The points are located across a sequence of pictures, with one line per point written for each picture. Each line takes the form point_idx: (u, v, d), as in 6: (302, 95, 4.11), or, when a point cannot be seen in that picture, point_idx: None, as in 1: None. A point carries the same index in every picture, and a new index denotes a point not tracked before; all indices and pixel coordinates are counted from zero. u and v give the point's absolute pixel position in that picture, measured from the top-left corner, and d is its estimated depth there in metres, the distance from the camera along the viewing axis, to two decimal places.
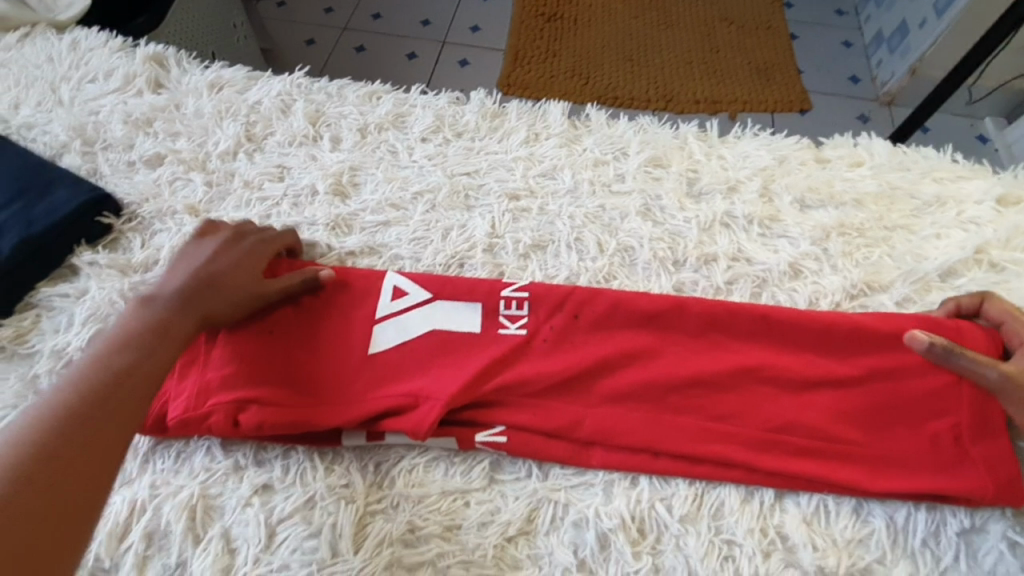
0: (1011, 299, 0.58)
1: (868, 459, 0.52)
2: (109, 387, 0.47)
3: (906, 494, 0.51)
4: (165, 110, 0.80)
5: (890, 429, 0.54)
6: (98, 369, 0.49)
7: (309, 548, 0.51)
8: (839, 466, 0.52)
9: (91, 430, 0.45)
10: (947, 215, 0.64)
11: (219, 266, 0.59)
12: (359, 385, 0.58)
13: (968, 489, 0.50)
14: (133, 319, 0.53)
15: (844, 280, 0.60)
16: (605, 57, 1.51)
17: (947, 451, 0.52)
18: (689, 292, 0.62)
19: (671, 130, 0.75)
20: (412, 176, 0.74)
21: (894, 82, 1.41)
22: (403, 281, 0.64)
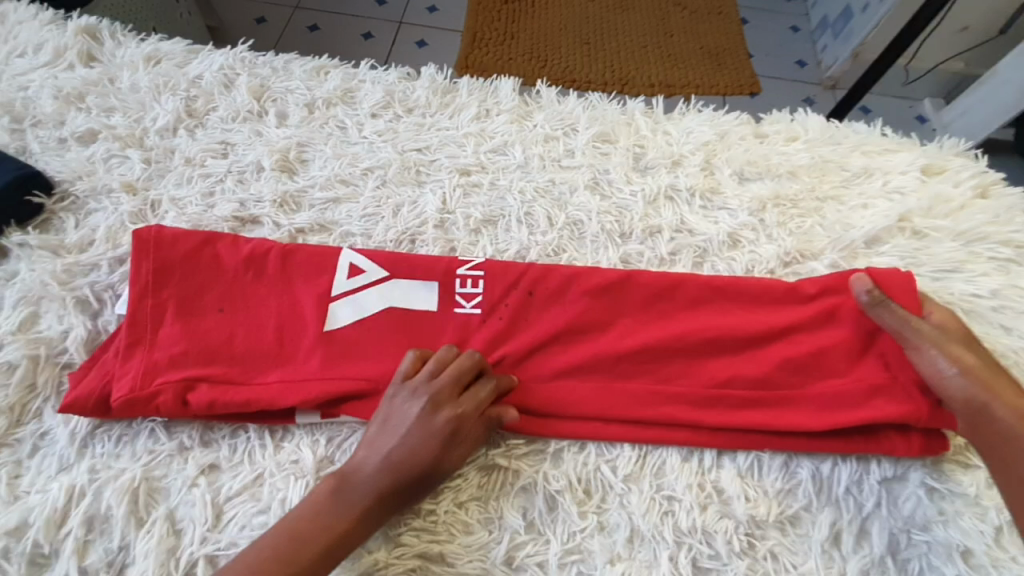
0: (929, 263, 0.62)
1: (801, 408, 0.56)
2: (361, 502, 0.49)
3: (839, 447, 0.54)
4: (99, 85, 0.77)
5: (822, 380, 0.57)
6: (352, 493, 0.49)
7: (258, 524, 0.51)
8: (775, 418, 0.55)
9: (289, 554, 0.46)
10: (874, 186, 0.68)
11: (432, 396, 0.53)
12: (313, 364, 0.58)
13: (894, 419, 0.53)
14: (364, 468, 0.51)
15: (779, 248, 0.63)
16: (562, 38, 1.51)
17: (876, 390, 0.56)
18: (635, 264, 0.65)
19: (619, 107, 0.76)
20: (361, 152, 0.73)
21: (837, 66, 1.46)
22: (359, 258, 0.63)
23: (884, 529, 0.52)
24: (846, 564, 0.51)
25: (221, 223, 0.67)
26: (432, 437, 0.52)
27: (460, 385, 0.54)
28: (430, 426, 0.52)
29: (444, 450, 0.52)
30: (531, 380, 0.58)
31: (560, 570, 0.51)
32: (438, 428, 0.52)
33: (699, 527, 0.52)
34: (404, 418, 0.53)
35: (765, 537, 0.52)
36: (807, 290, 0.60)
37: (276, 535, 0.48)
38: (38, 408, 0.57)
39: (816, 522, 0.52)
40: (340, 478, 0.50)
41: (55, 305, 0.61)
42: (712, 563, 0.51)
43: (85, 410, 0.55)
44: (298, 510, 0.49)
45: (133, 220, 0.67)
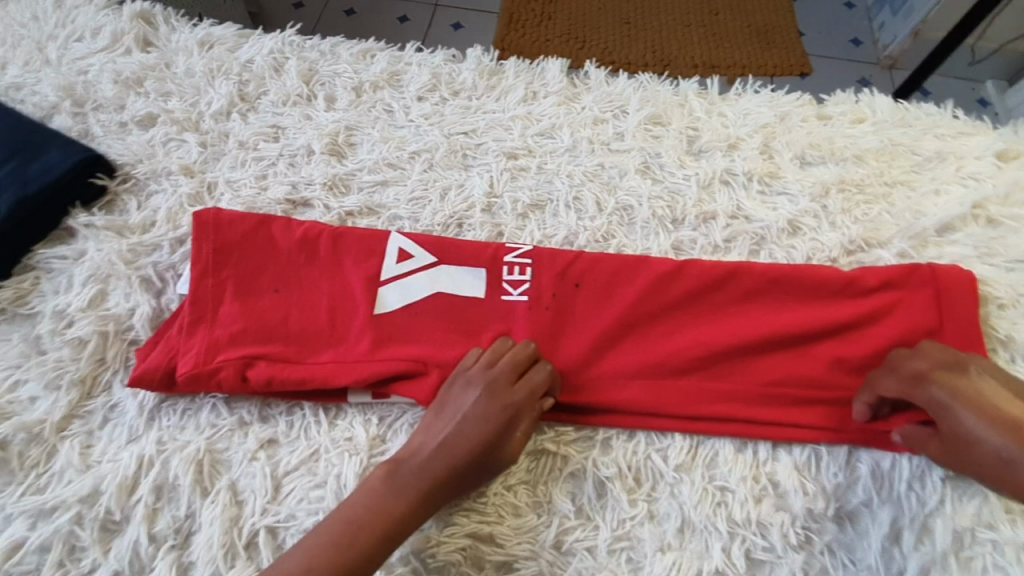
0: (1006, 254, 0.58)
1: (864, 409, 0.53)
2: (414, 482, 0.50)
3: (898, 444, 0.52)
4: (156, 70, 0.79)
5: None
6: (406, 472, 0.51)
7: (314, 498, 0.53)
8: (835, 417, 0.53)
9: (349, 529, 0.48)
10: (947, 170, 0.64)
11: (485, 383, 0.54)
12: (363, 346, 0.58)
13: None
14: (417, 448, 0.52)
15: (842, 236, 0.61)
16: (602, 17, 1.47)
17: None
18: (687, 251, 0.63)
19: (672, 88, 0.74)
20: (409, 136, 0.73)
21: (897, 44, 1.38)
22: (408, 243, 0.64)
23: (948, 527, 0.50)
24: (907, 561, 0.50)
25: (274, 206, 0.68)
26: (486, 424, 0.52)
27: (516, 372, 0.54)
28: (485, 414, 0.52)
29: (501, 437, 0.52)
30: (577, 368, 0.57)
31: (610, 556, 0.51)
32: (493, 414, 0.52)
33: (753, 520, 0.51)
34: (460, 404, 0.54)
35: (823, 532, 0.51)
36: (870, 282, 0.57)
37: (330, 523, 0.48)
38: (108, 380, 0.60)
39: (876, 519, 0.51)
40: (395, 466, 0.51)
41: (122, 284, 0.63)
42: (765, 555, 0.50)
43: (152, 384, 0.57)
44: (353, 497, 0.50)
45: (191, 202, 0.69)
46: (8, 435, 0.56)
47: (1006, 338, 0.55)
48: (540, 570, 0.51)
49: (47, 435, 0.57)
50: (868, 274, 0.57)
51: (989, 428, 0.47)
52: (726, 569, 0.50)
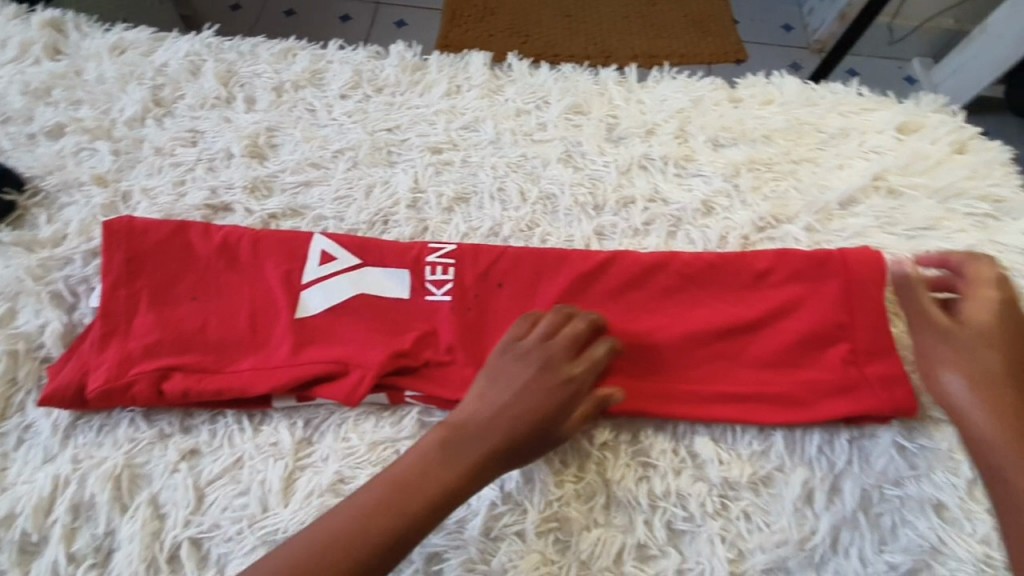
0: (905, 223, 0.62)
1: (774, 393, 0.55)
2: (450, 455, 0.50)
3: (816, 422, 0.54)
4: (65, 78, 0.76)
5: (796, 363, 0.56)
6: (460, 442, 0.50)
7: (238, 505, 0.52)
8: (748, 402, 0.55)
9: (384, 499, 0.48)
10: (850, 146, 0.67)
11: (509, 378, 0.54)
12: (284, 353, 0.58)
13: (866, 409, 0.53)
14: (493, 413, 0.52)
15: (753, 214, 0.63)
16: (544, 11, 1.48)
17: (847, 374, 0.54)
18: (608, 236, 0.64)
19: (592, 77, 0.75)
20: (331, 134, 0.72)
21: (824, 29, 1.44)
22: (330, 246, 0.63)
23: (855, 485, 0.52)
24: (818, 521, 0.51)
25: (192, 212, 0.67)
26: (504, 419, 0.52)
27: (575, 347, 0.55)
28: (543, 386, 0.53)
29: (518, 434, 0.51)
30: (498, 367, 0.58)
31: (538, 538, 0.52)
32: (507, 410, 0.52)
33: (672, 491, 0.53)
34: (518, 377, 0.53)
35: (739, 498, 0.53)
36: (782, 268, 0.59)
37: (365, 493, 0.48)
38: (21, 401, 0.58)
39: (789, 481, 0.53)
40: (452, 433, 0.51)
41: (31, 300, 0.61)
42: (686, 525, 0.52)
43: (63, 402, 0.55)
44: (404, 464, 0.50)
45: (105, 212, 0.67)
46: None
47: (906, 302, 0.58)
48: (471, 557, 0.51)
49: None
50: (780, 258, 0.59)
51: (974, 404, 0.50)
52: (649, 541, 0.51)
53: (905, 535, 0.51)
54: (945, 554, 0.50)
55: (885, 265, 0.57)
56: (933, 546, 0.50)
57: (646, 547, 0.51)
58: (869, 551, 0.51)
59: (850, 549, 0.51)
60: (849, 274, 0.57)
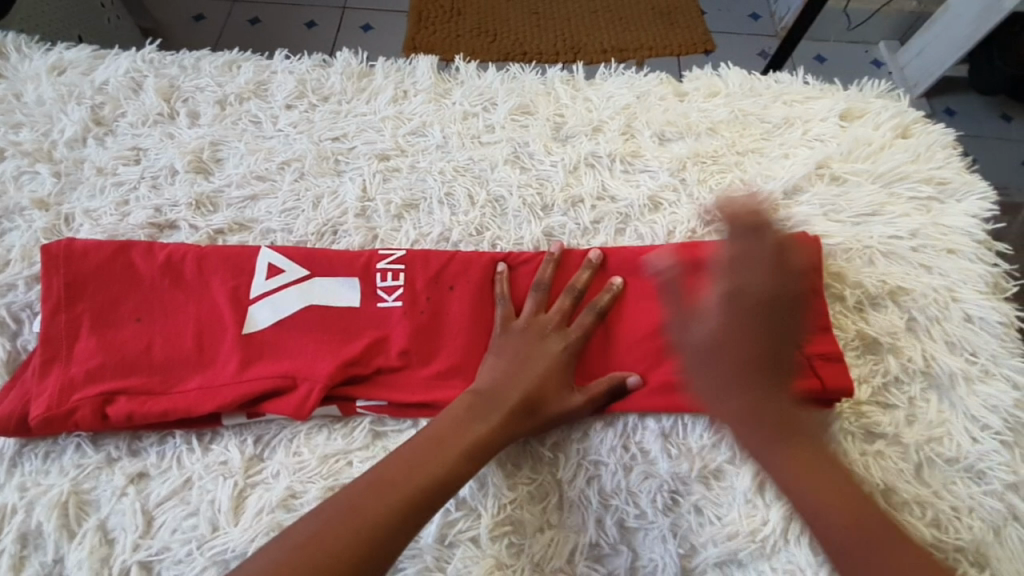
0: (849, 209, 0.62)
1: None
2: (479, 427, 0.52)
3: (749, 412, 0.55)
4: (4, 101, 0.74)
5: None
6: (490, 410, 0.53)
7: (188, 527, 0.52)
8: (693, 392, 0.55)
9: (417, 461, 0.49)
10: (794, 135, 0.67)
11: (489, 377, 0.56)
12: (232, 369, 0.57)
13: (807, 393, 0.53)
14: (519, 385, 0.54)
15: (699, 208, 0.63)
16: (510, 10, 1.47)
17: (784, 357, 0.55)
18: (558, 236, 0.64)
19: (539, 77, 0.75)
20: (277, 146, 0.71)
21: (790, 16, 1.46)
22: (277, 257, 0.63)
23: None
24: (770, 511, 0.51)
25: (136, 231, 0.66)
26: (490, 413, 0.53)
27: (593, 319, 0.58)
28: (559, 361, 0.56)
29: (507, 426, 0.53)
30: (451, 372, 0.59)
31: (493, 543, 0.51)
32: (490, 404, 0.53)
33: (624, 488, 0.53)
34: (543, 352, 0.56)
35: (691, 492, 0.53)
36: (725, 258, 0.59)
37: (404, 456, 0.50)
38: None
39: (740, 473, 0.53)
40: (476, 399, 0.54)
41: None
42: (639, 521, 0.52)
43: (5, 432, 0.54)
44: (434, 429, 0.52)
45: (47, 236, 0.65)
46: None
47: (849, 285, 0.58)
48: (426, 566, 0.51)
49: None
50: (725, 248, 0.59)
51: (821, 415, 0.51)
52: (601, 540, 0.52)
53: None
54: None
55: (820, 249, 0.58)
56: None
57: (599, 546, 0.52)
58: None
59: (802, 537, 0.50)
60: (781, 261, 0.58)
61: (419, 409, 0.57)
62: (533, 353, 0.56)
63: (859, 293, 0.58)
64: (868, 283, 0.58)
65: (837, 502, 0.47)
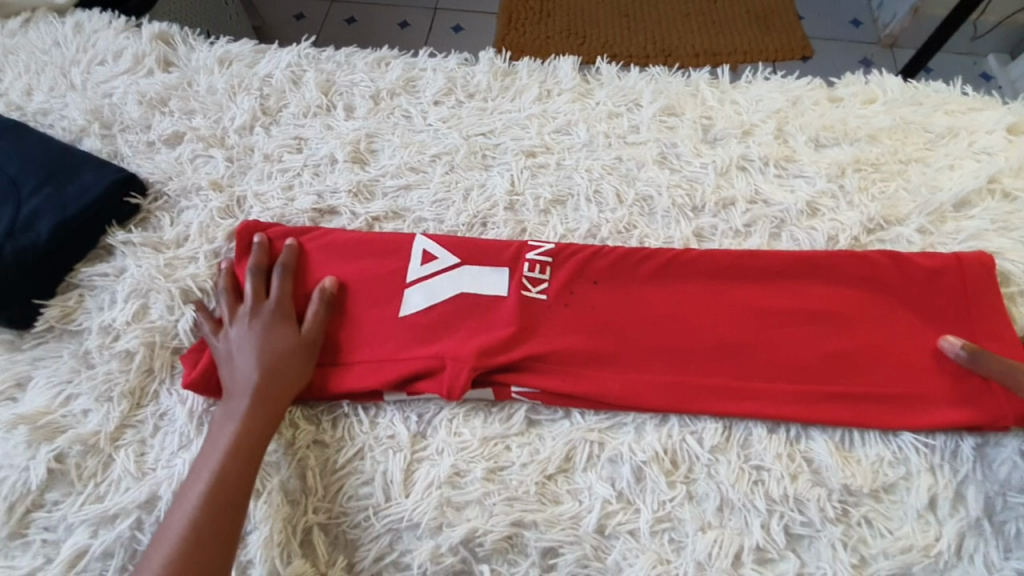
0: (1022, 226, 0.60)
1: (873, 396, 0.55)
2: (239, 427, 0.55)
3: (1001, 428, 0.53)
4: (178, 88, 0.80)
5: (897, 368, 0.56)
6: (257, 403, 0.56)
7: (363, 494, 0.55)
8: (850, 405, 0.55)
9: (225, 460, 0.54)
10: (960, 145, 0.65)
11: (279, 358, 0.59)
12: (392, 346, 0.61)
13: (977, 418, 0.53)
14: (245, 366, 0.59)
15: (861, 215, 0.62)
16: (600, 11, 1.48)
17: (951, 383, 0.55)
18: (708, 238, 0.64)
19: (684, 79, 0.75)
20: (428, 140, 0.75)
21: (896, 22, 1.40)
22: (431, 245, 0.67)
23: (979, 493, 0.52)
24: (942, 527, 0.51)
25: (302, 215, 0.71)
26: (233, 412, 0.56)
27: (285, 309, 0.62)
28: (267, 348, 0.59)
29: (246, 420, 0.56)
30: (598, 365, 0.60)
31: (652, 537, 0.53)
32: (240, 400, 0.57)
33: (790, 495, 0.52)
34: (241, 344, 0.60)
35: (858, 503, 0.52)
36: (899, 270, 0.59)
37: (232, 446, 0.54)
38: (156, 390, 0.62)
39: (911, 488, 0.52)
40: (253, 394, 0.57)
41: (163, 296, 0.65)
42: (804, 529, 0.51)
43: (198, 390, 0.60)
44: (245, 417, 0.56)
45: (222, 215, 0.71)
46: (65, 448, 0.58)
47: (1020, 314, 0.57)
48: (584, 554, 0.53)
49: (102, 446, 0.59)
50: (892, 261, 0.59)
51: None
52: (767, 544, 0.51)
53: None
54: None
55: (992, 269, 0.58)
56: None
57: (764, 550, 0.51)
58: (996, 557, 0.50)
59: (975, 556, 0.50)
60: (936, 280, 0.58)
61: (571, 400, 0.59)
62: (271, 340, 0.60)
63: None
64: None
65: None
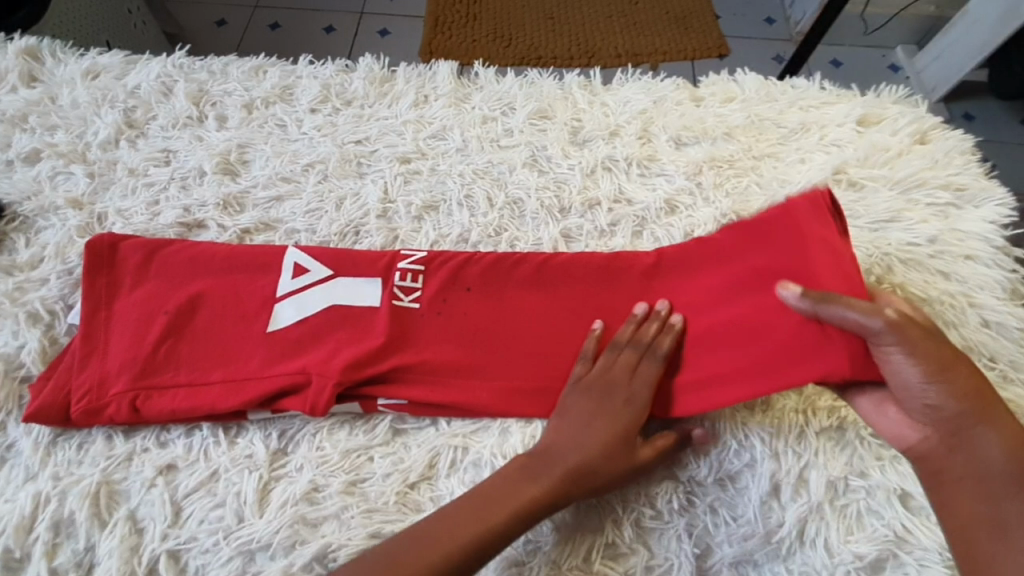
0: (865, 214, 0.62)
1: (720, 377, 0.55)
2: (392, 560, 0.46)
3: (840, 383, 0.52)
4: (40, 104, 0.77)
5: (745, 341, 0.55)
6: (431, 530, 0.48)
7: (214, 518, 0.53)
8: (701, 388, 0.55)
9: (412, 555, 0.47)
10: (812, 140, 0.68)
11: (554, 436, 0.54)
12: (255, 364, 0.59)
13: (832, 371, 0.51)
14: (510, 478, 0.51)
15: (716, 210, 0.64)
16: (524, 15, 1.47)
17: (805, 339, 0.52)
18: (575, 238, 0.65)
19: (557, 82, 0.76)
20: (301, 149, 0.73)
21: (805, 20, 1.45)
22: (303, 257, 0.65)
23: (821, 477, 0.52)
24: (784, 512, 0.52)
25: (166, 230, 0.68)
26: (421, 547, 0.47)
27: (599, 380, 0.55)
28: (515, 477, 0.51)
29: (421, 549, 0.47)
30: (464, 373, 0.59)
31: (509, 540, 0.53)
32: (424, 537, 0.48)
33: (640, 490, 0.54)
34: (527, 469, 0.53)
35: (705, 493, 0.54)
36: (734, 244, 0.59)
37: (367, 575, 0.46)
38: (0, 421, 0.59)
39: (756, 476, 0.53)
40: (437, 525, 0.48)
41: (8, 322, 0.62)
42: (654, 522, 0.53)
43: (47, 420, 0.57)
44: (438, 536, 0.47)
45: (81, 233, 0.68)
46: None
47: None
48: None
49: None
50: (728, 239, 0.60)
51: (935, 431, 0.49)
52: (618, 539, 0.52)
53: (872, 524, 0.51)
54: (911, 543, 0.50)
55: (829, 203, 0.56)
56: (899, 535, 0.50)
57: (615, 545, 0.52)
58: (835, 541, 0.51)
59: (816, 539, 0.51)
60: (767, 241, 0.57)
61: (437, 409, 0.58)
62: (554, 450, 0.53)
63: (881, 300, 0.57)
64: (884, 296, 0.58)
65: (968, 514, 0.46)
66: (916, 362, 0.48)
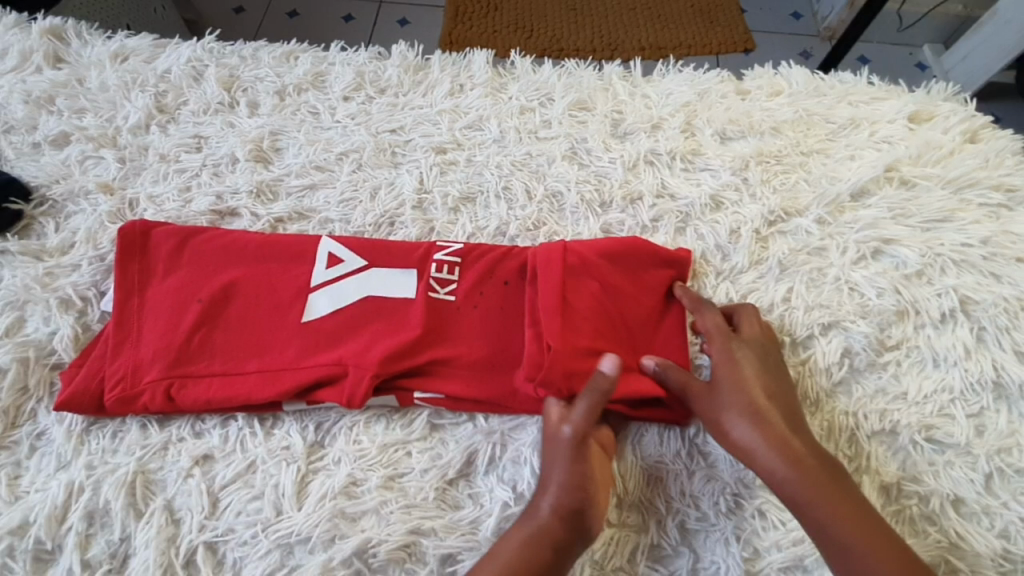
0: (919, 214, 0.61)
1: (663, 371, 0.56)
2: None
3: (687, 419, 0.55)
4: (68, 86, 0.75)
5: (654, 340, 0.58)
6: None
7: (252, 510, 0.53)
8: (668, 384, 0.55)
9: None
10: (861, 136, 0.67)
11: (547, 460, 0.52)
12: (290, 355, 0.58)
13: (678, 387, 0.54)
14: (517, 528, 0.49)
15: (763, 208, 0.63)
16: (547, 5, 1.44)
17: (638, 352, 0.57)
18: (617, 233, 0.64)
19: (597, 73, 0.75)
20: (335, 137, 0.72)
21: (834, 15, 1.39)
22: (337, 247, 0.63)
23: (875, 482, 0.51)
24: None
25: (199, 217, 0.67)
26: None
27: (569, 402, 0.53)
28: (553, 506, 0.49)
29: None
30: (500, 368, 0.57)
31: None
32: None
33: (686, 492, 0.53)
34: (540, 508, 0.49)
35: (753, 496, 0.52)
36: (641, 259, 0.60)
37: None
38: (33, 408, 0.58)
39: None
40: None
41: (40, 307, 0.61)
42: (699, 524, 0.52)
43: (80, 408, 0.56)
44: None
45: (112, 219, 0.67)
46: None
47: (923, 297, 0.56)
48: None
49: None
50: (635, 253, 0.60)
51: (779, 457, 0.49)
52: (662, 541, 0.51)
53: (927, 530, 0.49)
54: (964, 549, 0.48)
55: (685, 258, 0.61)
56: (953, 542, 0.49)
57: (660, 547, 0.51)
58: None
59: None
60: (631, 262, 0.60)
61: (473, 404, 0.57)
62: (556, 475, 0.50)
63: (935, 303, 0.56)
64: (936, 298, 0.56)
65: (846, 517, 0.46)
66: (732, 374, 0.54)
